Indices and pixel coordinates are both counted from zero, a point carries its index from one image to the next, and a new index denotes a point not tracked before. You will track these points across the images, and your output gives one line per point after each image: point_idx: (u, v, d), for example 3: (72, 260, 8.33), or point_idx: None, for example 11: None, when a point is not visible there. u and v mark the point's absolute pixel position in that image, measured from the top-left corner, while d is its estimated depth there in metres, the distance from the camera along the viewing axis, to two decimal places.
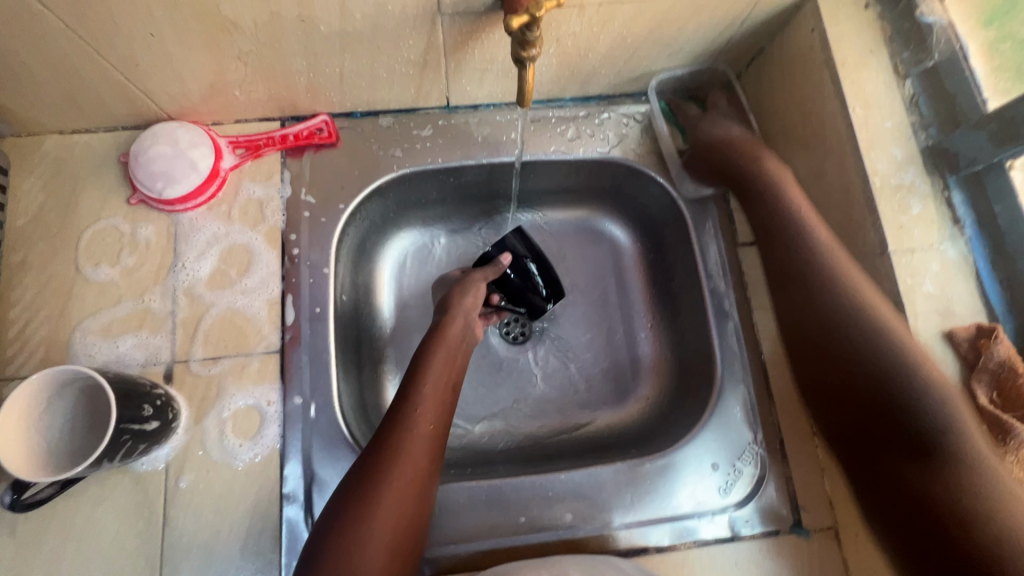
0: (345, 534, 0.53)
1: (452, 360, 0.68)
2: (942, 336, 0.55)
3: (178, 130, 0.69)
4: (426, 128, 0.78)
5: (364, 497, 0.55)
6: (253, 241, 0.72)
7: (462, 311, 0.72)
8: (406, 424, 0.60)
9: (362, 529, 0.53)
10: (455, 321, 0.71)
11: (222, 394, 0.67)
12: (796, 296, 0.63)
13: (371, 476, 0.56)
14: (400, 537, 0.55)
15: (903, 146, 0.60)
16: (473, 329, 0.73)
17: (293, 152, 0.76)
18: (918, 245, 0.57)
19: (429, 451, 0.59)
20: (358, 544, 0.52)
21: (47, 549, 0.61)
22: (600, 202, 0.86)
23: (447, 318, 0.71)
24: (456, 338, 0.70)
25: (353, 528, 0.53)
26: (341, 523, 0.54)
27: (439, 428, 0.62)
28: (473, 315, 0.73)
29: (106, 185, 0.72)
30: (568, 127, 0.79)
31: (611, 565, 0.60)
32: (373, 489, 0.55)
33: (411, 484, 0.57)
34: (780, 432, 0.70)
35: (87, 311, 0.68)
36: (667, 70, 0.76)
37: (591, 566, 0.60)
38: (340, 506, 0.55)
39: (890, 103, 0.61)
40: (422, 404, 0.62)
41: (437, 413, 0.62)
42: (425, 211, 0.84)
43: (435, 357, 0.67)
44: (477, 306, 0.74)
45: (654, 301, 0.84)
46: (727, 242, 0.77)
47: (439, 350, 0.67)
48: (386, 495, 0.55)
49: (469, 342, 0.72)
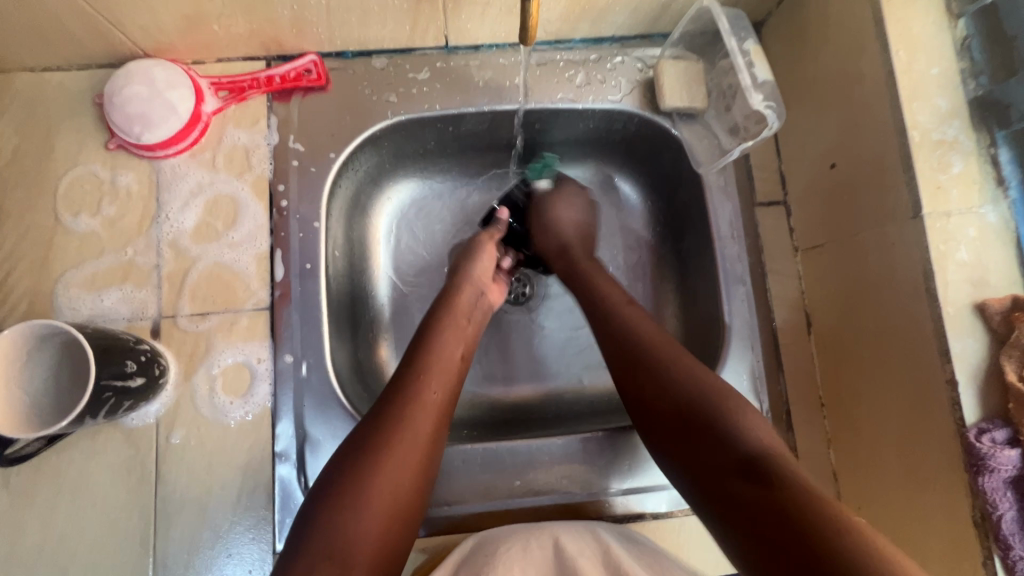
0: (339, 500, 0.50)
1: (460, 331, 0.65)
2: (974, 308, 0.50)
3: (154, 69, 0.64)
4: (423, 72, 0.72)
5: (362, 462, 0.52)
6: (239, 191, 0.68)
7: (474, 278, 0.69)
8: (409, 391, 0.57)
9: (359, 496, 0.50)
10: (466, 288, 0.68)
11: (211, 351, 0.65)
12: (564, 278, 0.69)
13: (370, 442, 0.53)
14: (396, 506, 0.52)
15: (949, 96, 0.53)
16: (485, 296, 0.70)
17: (280, 96, 0.71)
18: (954, 208, 0.52)
19: (434, 422, 0.57)
20: (352, 513, 0.49)
21: (41, 501, 0.61)
22: (611, 157, 0.81)
23: (457, 283, 0.68)
24: (467, 307, 0.67)
25: (350, 494, 0.50)
26: (334, 487, 0.51)
27: (446, 399, 0.59)
28: (484, 282, 0.70)
29: (83, 128, 0.68)
30: (577, 71, 0.73)
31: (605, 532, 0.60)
32: (372, 456, 0.52)
33: (412, 453, 0.54)
34: (787, 402, 0.68)
35: (69, 263, 0.65)
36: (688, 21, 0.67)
37: (583, 531, 0.59)
38: (337, 470, 0.52)
39: (939, 46, 0.54)
40: (428, 372, 0.59)
41: (441, 382, 0.59)
42: (422, 162, 0.79)
43: (443, 326, 0.64)
44: (489, 273, 0.71)
45: (660, 262, 0.80)
46: (743, 201, 0.72)
47: (447, 319, 0.64)
48: (385, 462, 0.52)
49: (480, 312, 0.68)
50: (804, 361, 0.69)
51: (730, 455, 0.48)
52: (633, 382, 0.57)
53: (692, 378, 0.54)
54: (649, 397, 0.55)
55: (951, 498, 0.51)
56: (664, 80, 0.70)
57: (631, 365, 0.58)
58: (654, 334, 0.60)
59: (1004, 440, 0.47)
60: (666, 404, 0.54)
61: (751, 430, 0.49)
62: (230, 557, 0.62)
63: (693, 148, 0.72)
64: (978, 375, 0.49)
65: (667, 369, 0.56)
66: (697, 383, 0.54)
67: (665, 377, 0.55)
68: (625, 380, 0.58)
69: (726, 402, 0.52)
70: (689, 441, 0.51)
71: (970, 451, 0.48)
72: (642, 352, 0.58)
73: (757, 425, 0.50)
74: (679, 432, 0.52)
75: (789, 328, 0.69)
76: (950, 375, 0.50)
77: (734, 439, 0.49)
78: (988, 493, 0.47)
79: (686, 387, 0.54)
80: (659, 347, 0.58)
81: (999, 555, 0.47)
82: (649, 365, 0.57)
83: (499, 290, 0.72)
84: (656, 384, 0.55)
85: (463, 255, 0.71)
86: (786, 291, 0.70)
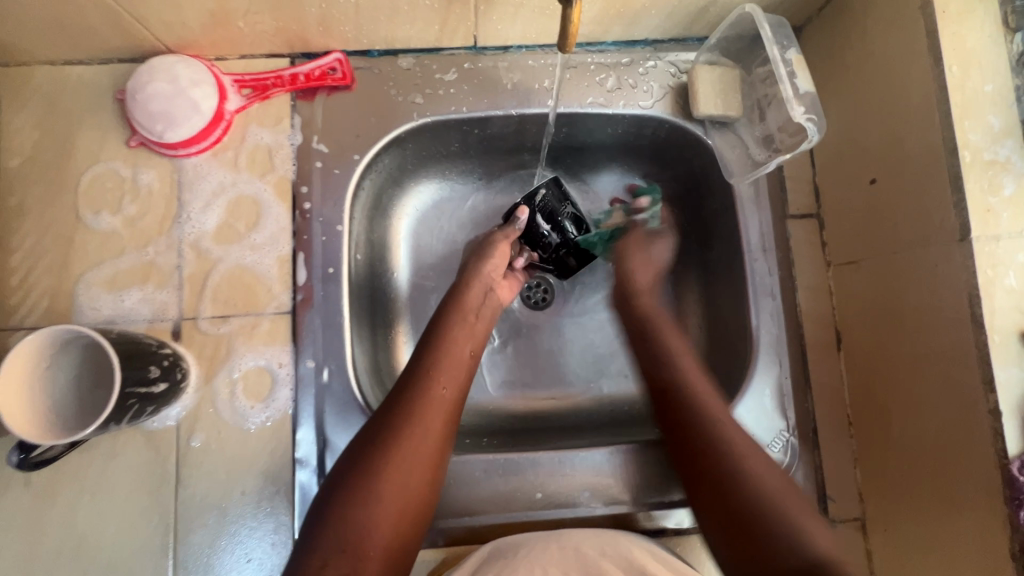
0: (349, 493, 0.50)
1: (469, 326, 0.64)
2: (1020, 336, 0.48)
3: (177, 65, 0.62)
4: (450, 72, 0.70)
5: (370, 456, 0.52)
6: (261, 192, 0.67)
7: (484, 274, 0.67)
8: (418, 387, 0.56)
9: (368, 490, 0.50)
10: (476, 284, 0.66)
11: (232, 354, 0.64)
12: (649, 353, 0.65)
13: (380, 436, 0.53)
14: (408, 503, 0.51)
15: (1003, 114, 0.51)
16: (495, 294, 0.68)
17: (304, 94, 0.69)
18: (1005, 232, 0.50)
19: (444, 417, 0.56)
20: (364, 506, 0.49)
21: (62, 502, 0.61)
22: (638, 162, 0.79)
23: (467, 278, 0.67)
24: (475, 304, 0.66)
25: (360, 488, 0.50)
26: (343, 482, 0.51)
27: (456, 395, 0.58)
28: (495, 278, 0.68)
29: (104, 124, 0.67)
30: (608, 75, 0.71)
31: (628, 541, 0.58)
32: (381, 450, 0.52)
33: (422, 447, 0.53)
34: (813, 420, 0.67)
35: (90, 261, 0.65)
36: (726, 26, 0.65)
37: (605, 540, 0.58)
38: (345, 465, 0.52)
39: (995, 62, 0.52)
40: (438, 367, 0.58)
41: (451, 378, 0.58)
42: (445, 164, 0.77)
43: (453, 323, 0.63)
44: (500, 270, 0.69)
45: (685, 271, 0.79)
46: (775, 213, 0.70)
47: (455, 315, 0.63)
48: (393, 457, 0.52)
49: (489, 309, 0.67)
50: (833, 379, 0.67)
51: (789, 558, 0.47)
52: (694, 468, 0.56)
53: (756, 477, 0.53)
54: (710, 487, 0.54)
55: (981, 536, 0.50)
56: (697, 86, 0.68)
57: (693, 454, 0.57)
58: (725, 418, 0.58)
59: None
60: (723, 500, 0.53)
61: (811, 534, 0.48)
62: (250, 562, 0.61)
63: (725, 158, 0.70)
64: (1023, 405, 0.48)
65: (733, 460, 0.54)
66: (759, 482, 0.52)
67: (724, 468, 0.54)
68: (687, 465, 0.57)
69: (786, 506, 0.51)
70: (743, 542, 0.50)
71: (1012, 484, 0.47)
72: (700, 439, 0.57)
73: (820, 533, 0.49)
74: (731, 531, 0.51)
75: (819, 345, 0.68)
76: (994, 405, 0.48)
77: (795, 548, 0.47)
78: None
79: (750, 491, 0.52)
80: (724, 434, 0.56)
81: None
82: (706, 458, 0.55)
83: (509, 289, 0.71)
84: (719, 476, 0.54)
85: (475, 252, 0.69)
86: (816, 306, 0.68)
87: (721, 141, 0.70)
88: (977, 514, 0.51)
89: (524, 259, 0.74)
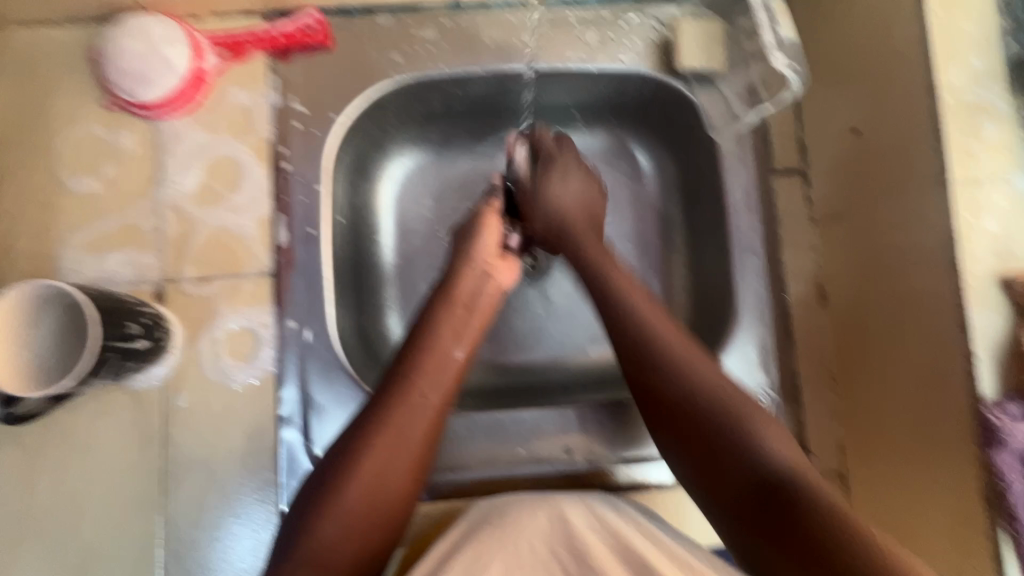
0: (315, 506, 0.49)
1: (458, 323, 0.60)
2: (997, 281, 0.48)
3: (151, 24, 0.61)
4: (429, 30, 0.69)
5: (340, 472, 0.50)
6: (240, 153, 0.67)
7: (475, 260, 0.64)
8: (396, 395, 0.54)
9: (333, 503, 0.49)
10: (467, 274, 0.63)
11: (214, 315, 0.64)
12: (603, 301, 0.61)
13: (351, 448, 0.51)
14: (380, 509, 0.51)
15: (986, 55, 0.50)
16: (488, 281, 0.64)
17: (280, 54, 0.68)
18: (984, 175, 0.49)
19: (425, 425, 0.54)
20: (330, 518, 0.48)
21: (50, 460, 0.62)
22: (621, 122, 0.78)
23: (458, 268, 0.63)
24: (466, 296, 0.62)
25: (323, 504, 0.49)
26: (313, 497, 0.50)
27: (437, 402, 0.55)
28: (488, 263, 0.64)
29: (79, 87, 0.66)
30: (590, 31, 0.70)
31: (604, 497, 0.54)
32: (350, 464, 0.50)
33: (396, 457, 0.52)
34: (796, 376, 0.67)
35: (71, 223, 0.65)
36: None
37: (583, 496, 0.54)
38: (317, 477, 0.51)
39: (979, 1, 0.50)
40: (419, 373, 0.55)
41: (435, 384, 0.55)
42: (425, 127, 0.76)
43: (441, 321, 0.59)
44: (492, 251, 0.65)
45: (672, 231, 0.77)
46: (760, 169, 0.69)
47: (442, 313, 0.59)
48: (364, 469, 0.50)
49: (484, 298, 0.63)
50: (816, 336, 0.67)
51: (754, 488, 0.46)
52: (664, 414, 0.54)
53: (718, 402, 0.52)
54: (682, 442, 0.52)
55: (962, 492, 0.50)
56: (677, 40, 0.68)
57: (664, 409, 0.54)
58: (695, 369, 0.54)
59: (1020, 416, 0.46)
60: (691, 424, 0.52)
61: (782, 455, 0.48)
62: (237, 518, 0.62)
63: (705, 114, 0.69)
64: (998, 349, 0.48)
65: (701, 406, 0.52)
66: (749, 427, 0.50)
67: (694, 414, 0.52)
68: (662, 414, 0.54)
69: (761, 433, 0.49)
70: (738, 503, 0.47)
71: (982, 425, 0.48)
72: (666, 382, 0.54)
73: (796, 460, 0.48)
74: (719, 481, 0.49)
75: (802, 300, 0.68)
76: (968, 349, 0.48)
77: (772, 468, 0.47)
78: (1000, 468, 0.47)
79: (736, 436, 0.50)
80: (696, 379, 0.53)
81: (1006, 528, 0.47)
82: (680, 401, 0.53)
83: (508, 269, 0.66)
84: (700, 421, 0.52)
85: (462, 235, 0.66)
86: (800, 262, 0.68)
87: (702, 95, 0.69)
88: (948, 463, 0.51)
89: (516, 236, 0.69)
